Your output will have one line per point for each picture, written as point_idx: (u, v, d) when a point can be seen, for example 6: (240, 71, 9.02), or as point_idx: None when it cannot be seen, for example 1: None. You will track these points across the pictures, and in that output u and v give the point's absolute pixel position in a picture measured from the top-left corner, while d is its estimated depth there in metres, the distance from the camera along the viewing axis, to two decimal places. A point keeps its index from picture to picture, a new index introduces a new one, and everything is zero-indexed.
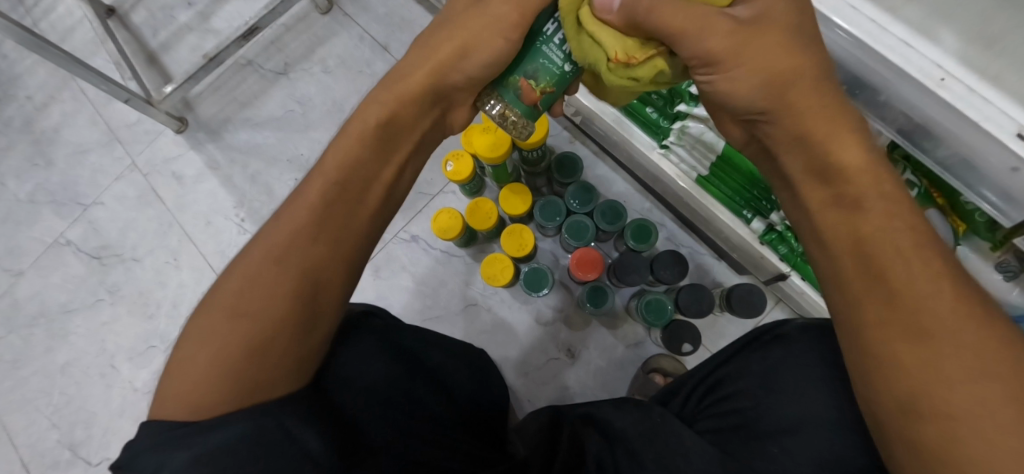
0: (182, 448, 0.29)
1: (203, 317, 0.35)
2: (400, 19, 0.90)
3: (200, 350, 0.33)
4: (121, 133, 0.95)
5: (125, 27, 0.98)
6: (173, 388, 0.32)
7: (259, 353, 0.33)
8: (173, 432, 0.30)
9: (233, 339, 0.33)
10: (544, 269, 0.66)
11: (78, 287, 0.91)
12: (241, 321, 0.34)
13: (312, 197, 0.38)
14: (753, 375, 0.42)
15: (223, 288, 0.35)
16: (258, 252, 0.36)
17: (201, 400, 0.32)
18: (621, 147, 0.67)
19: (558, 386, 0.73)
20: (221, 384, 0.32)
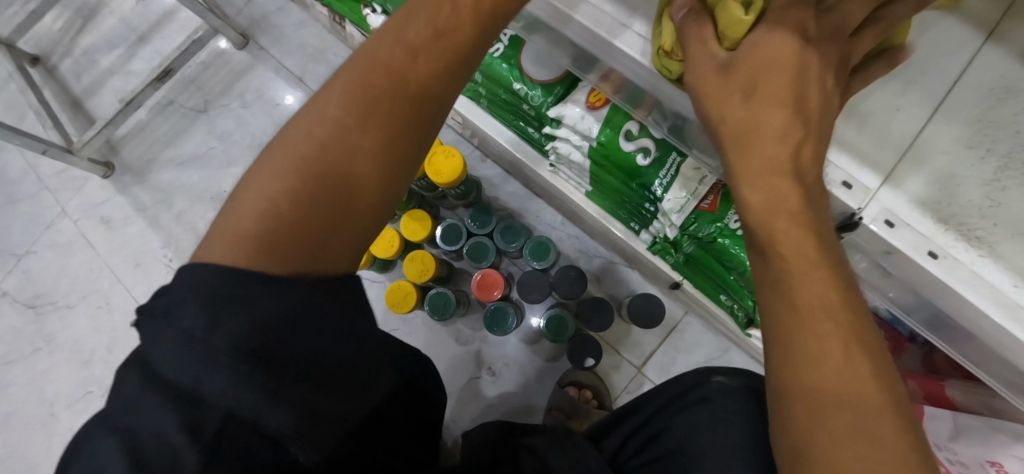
0: (240, 306, 0.23)
1: (278, 148, 0.27)
2: (314, 49, 0.91)
3: (266, 200, 0.26)
4: (51, 181, 0.96)
5: (50, 75, 0.99)
6: (236, 222, 0.25)
7: (338, 222, 0.27)
8: (228, 284, 0.23)
9: (300, 211, 0.26)
10: (448, 293, 0.66)
11: (16, 337, 0.91)
12: (326, 182, 0.26)
13: (402, 52, 0.28)
14: (680, 431, 0.41)
15: (309, 119, 0.28)
16: (355, 96, 0.28)
17: (266, 250, 0.25)
18: (518, 166, 0.68)
19: (481, 405, 0.73)
20: (289, 251, 0.25)
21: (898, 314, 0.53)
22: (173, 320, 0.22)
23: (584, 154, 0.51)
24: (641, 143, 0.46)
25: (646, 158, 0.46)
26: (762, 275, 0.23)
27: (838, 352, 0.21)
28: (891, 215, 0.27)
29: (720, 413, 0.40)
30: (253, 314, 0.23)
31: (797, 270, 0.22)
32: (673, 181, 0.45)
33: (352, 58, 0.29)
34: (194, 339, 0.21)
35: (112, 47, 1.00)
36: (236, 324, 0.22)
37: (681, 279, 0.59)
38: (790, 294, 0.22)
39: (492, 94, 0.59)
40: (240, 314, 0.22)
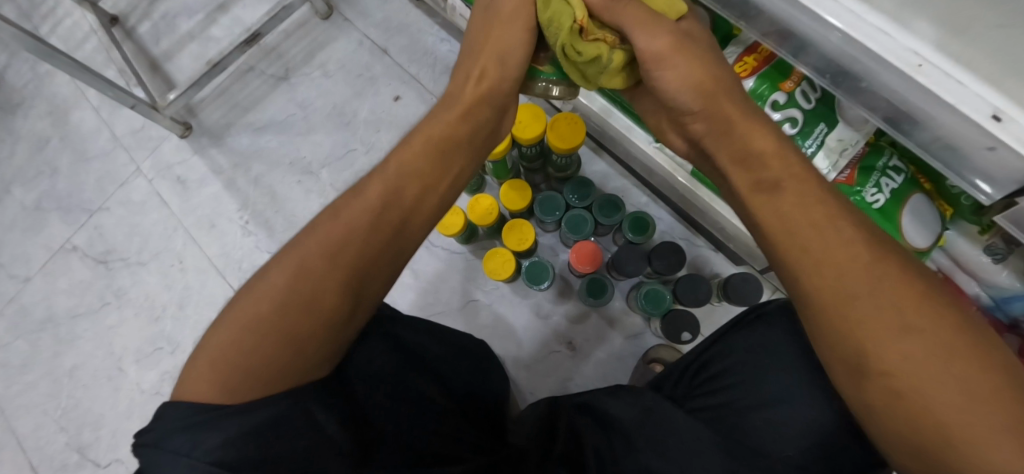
0: (213, 429, 0.30)
1: (250, 296, 0.36)
2: (399, 23, 0.92)
3: (239, 341, 0.34)
4: (126, 139, 0.97)
5: (129, 36, 1.00)
6: (205, 366, 0.33)
7: (296, 353, 0.35)
8: (200, 415, 0.31)
9: (274, 332, 0.35)
10: (544, 262, 0.67)
11: (85, 291, 0.92)
12: (287, 324, 0.35)
13: (369, 201, 0.40)
14: (738, 357, 0.43)
15: (273, 273, 0.37)
16: (316, 241, 0.38)
17: (234, 379, 0.33)
18: (618, 142, 0.69)
19: (560, 378, 0.74)
20: (256, 369, 0.33)
21: (1001, 300, 0.55)
22: (163, 446, 0.29)
23: None
24: (788, 112, 0.49)
25: (792, 127, 0.48)
26: (775, 207, 0.34)
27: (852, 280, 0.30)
28: None
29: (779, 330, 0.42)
30: (222, 433, 0.30)
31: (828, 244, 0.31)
32: (818, 151, 0.48)
33: (328, 207, 0.40)
34: (180, 450, 0.29)
35: (192, 11, 1.01)
36: (235, 427, 0.30)
37: None
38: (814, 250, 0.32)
39: None
40: (248, 416, 0.31)
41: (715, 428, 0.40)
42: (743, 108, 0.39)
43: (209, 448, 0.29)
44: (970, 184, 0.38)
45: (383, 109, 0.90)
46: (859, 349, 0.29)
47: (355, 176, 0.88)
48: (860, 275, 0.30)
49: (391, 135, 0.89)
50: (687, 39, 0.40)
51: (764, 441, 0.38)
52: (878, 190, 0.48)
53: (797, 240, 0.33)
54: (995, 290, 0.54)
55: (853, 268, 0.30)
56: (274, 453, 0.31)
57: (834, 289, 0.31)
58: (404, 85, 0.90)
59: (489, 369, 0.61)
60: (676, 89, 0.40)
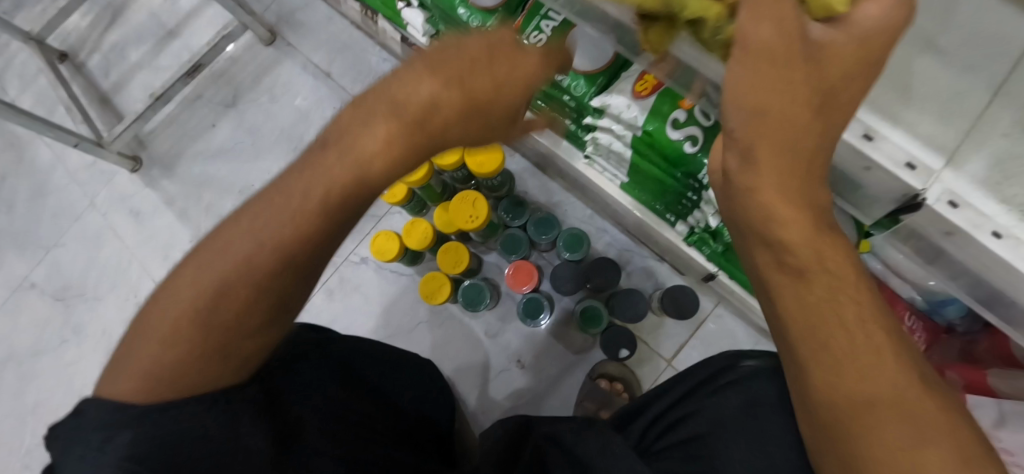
0: (162, 439, 0.26)
1: (195, 266, 0.28)
2: (342, 44, 0.92)
3: (170, 332, 0.28)
4: (79, 174, 0.97)
5: (79, 70, 1.00)
6: (145, 344, 0.28)
7: (228, 345, 0.28)
8: (134, 414, 0.26)
9: (209, 324, 0.28)
10: (482, 283, 0.67)
11: (45, 328, 0.92)
12: (226, 313, 0.28)
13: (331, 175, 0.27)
14: (713, 418, 0.41)
15: (220, 240, 0.28)
16: (243, 219, 0.28)
17: (161, 382, 0.27)
18: (552, 159, 0.68)
19: (511, 397, 0.74)
20: (191, 366, 0.28)
21: (937, 303, 0.53)
22: (101, 448, 0.25)
23: (625, 144, 0.52)
24: (688, 131, 0.45)
25: (693, 145, 0.45)
26: (799, 297, 0.26)
27: (876, 340, 0.25)
28: (954, 197, 0.31)
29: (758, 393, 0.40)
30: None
31: (824, 297, 0.25)
32: None
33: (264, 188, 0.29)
34: (114, 452, 0.25)
35: (140, 42, 1.01)
36: (175, 445, 0.26)
37: (716, 271, 0.60)
38: (820, 312, 0.25)
39: None
40: (182, 431, 0.27)
41: None
42: (795, 170, 0.24)
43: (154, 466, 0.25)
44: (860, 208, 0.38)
45: None
46: (834, 391, 0.26)
47: None
48: (845, 316, 0.25)
49: None
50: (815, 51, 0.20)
51: None
52: None
53: (814, 299, 0.25)
54: (930, 295, 0.53)
55: (842, 314, 0.25)
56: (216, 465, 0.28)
57: (817, 334, 0.25)
58: None
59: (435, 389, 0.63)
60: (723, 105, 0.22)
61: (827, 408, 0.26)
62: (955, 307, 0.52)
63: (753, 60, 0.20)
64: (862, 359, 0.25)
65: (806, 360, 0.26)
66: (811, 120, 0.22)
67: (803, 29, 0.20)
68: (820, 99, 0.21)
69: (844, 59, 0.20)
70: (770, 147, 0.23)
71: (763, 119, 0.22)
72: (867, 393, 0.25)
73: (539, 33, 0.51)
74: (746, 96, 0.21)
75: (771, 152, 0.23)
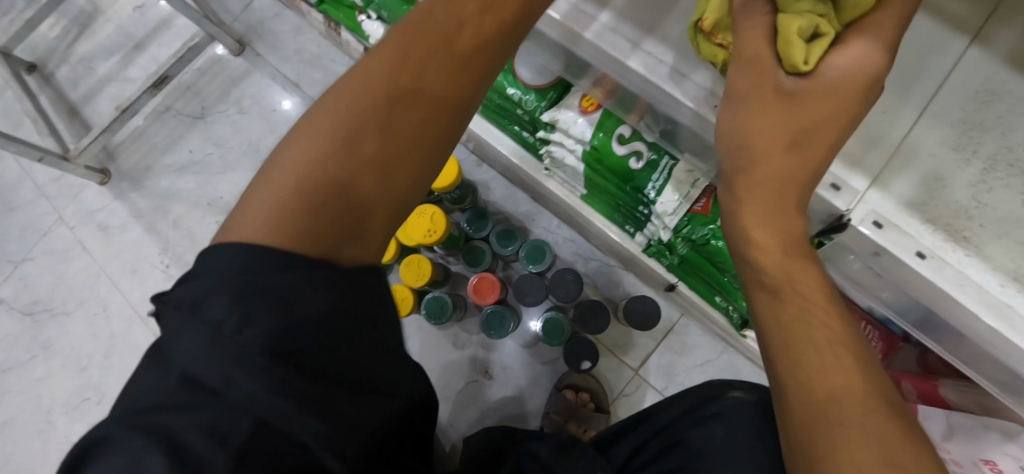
0: (270, 316, 0.21)
1: (305, 128, 0.26)
2: (311, 55, 0.91)
3: (294, 178, 0.24)
4: (47, 188, 0.96)
5: (47, 82, 1.00)
6: (262, 202, 0.24)
7: (359, 216, 0.25)
8: (254, 280, 0.22)
9: (350, 172, 0.25)
10: (445, 297, 0.66)
11: (12, 344, 0.91)
12: (348, 143, 0.25)
13: (399, 60, 0.26)
14: (703, 448, 0.40)
15: (349, 84, 0.26)
16: (353, 90, 0.26)
17: (304, 238, 0.24)
18: (515, 171, 0.68)
19: (479, 410, 0.74)
20: (328, 225, 0.24)
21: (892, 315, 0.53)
22: (201, 322, 0.20)
23: (577, 158, 0.52)
24: (633, 146, 0.47)
25: (638, 161, 0.47)
26: (775, 311, 0.24)
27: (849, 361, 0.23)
28: (879, 218, 0.31)
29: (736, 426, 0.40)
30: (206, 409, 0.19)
31: (793, 311, 0.24)
32: (666, 184, 0.47)
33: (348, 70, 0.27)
34: (219, 343, 0.20)
35: (109, 53, 1.00)
36: (283, 328, 0.21)
37: (676, 281, 0.60)
38: (789, 325, 0.24)
39: (486, 99, 0.59)
40: (294, 317, 0.22)
41: None
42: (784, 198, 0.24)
43: (260, 357, 0.20)
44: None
45: None
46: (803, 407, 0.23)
47: None
48: (811, 329, 0.23)
49: None
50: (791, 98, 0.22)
51: None
52: None
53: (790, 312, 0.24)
54: None
55: (815, 317, 0.24)
56: (335, 387, 0.22)
57: (790, 347, 0.24)
58: None
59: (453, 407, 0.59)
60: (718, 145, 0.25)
61: (795, 431, 0.23)
62: None
63: (734, 110, 0.24)
64: (833, 371, 0.23)
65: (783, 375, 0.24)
66: (791, 159, 0.24)
67: (778, 85, 0.22)
68: (798, 138, 0.23)
69: (821, 104, 0.22)
70: (757, 180, 0.24)
71: (753, 149, 0.24)
72: (840, 414, 0.22)
73: None
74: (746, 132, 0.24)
75: (758, 184, 0.24)
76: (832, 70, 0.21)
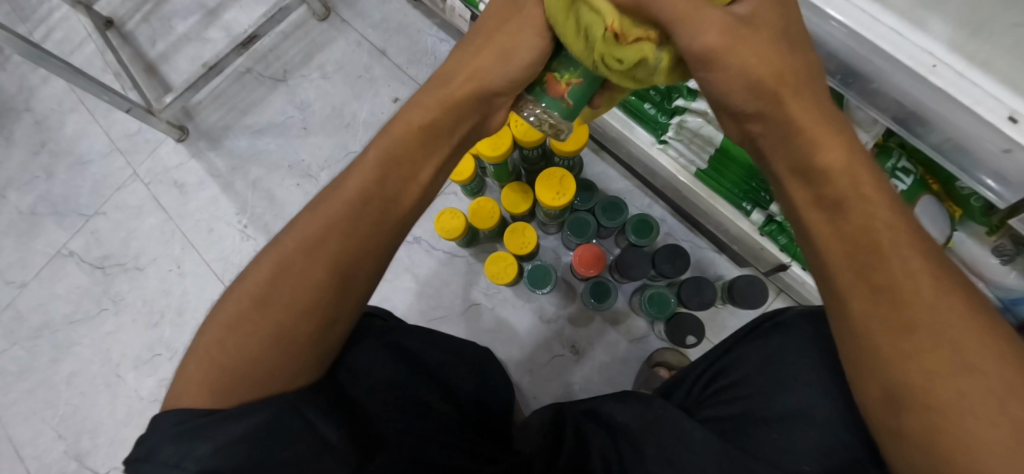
0: (200, 437, 0.31)
1: (238, 290, 0.37)
2: (397, 23, 0.91)
3: (234, 326, 0.35)
4: (122, 143, 0.96)
5: (125, 39, 0.99)
6: (194, 370, 0.35)
7: (281, 341, 0.35)
8: (192, 422, 0.32)
9: (230, 347, 0.35)
10: (547, 266, 0.66)
11: (83, 297, 0.91)
12: (290, 262, 0.36)
13: (350, 193, 0.37)
14: (753, 366, 0.43)
15: (299, 228, 0.37)
16: (287, 241, 0.37)
17: (228, 388, 0.34)
18: (621, 144, 0.68)
19: (564, 383, 0.74)
20: (261, 367, 0.34)
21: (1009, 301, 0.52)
22: (153, 458, 0.30)
23: (715, 128, 0.55)
24: None
25: None
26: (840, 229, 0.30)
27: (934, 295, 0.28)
28: None
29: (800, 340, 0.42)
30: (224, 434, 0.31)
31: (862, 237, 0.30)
32: None
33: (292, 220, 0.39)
34: (167, 459, 0.30)
35: (188, 13, 1.00)
36: (210, 443, 0.30)
37: (789, 262, 0.59)
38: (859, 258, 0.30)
39: None
40: (215, 436, 0.31)
41: (730, 440, 0.41)
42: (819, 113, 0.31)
43: (201, 457, 0.30)
44: (978, 181, 0.38)
45: (382, 111, 0.89)
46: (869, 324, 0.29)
47: None
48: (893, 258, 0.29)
49: None
50: (748, 25, 0.30)
51: (784, 456, 0.38)
52: None
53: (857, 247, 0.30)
54: (1003, 291, 0.52)
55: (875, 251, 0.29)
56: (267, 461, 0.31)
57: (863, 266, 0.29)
58: (403, 87, 0.89)
59: (494, 380, 0.60)
60: (730, 89, 0.31)
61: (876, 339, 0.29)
62: None
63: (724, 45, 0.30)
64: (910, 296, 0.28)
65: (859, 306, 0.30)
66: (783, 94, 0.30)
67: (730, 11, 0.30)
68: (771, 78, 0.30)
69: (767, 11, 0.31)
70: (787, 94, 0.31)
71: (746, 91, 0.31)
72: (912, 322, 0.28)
73: None
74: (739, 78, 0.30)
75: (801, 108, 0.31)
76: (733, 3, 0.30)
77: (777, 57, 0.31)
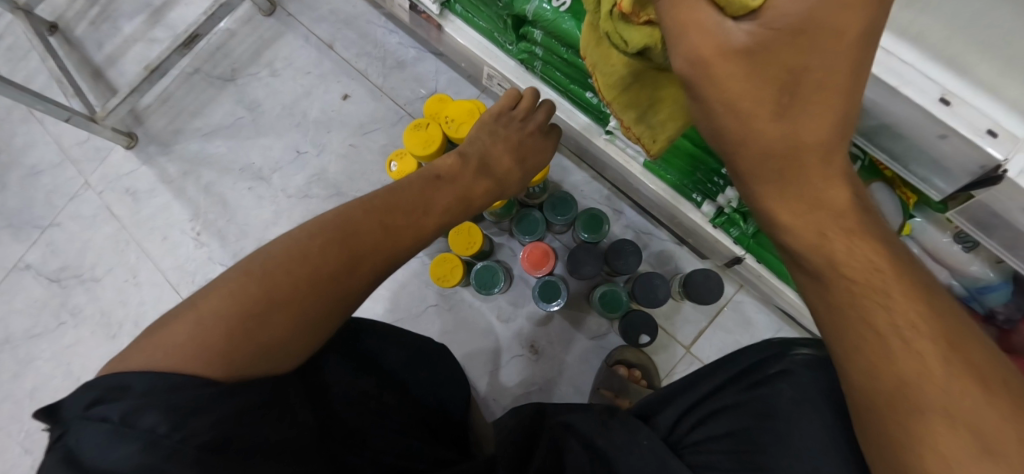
0: (199, 409, 0.27)
1: (261, 258, 0.35)
2: (346, 15, 0.87)
3: (254, 279, 0.34)
4: (73, 152, 0.93)
5: (70, 42, 0.96)
6: (183, 325, 0.31)
7: (294, 326, 0.33)
8: (191, 393, 0.27)
9: (246, 311, 0.32)
10: (495, 266, 0.64)
11: (41, 310, 0.89)
12: (339, 242, 0.37)
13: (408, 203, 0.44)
14: (755, 418, 0.38)
15: (344, 218, 0.40)
16: (324, 226, 0.38)
17: (225, 360, 0.30)
18: (571, 137, 0.65)
19: (524, 383, 0.71)
20: (258, 341, 0.32)
21: (976, 290, 0.50)
22: (132, 424, 0.25)
23: None
24: None
25: None
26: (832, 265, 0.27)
27: (918, 318, 0.26)
28: None
29: (806, 389, 0.37)
30: (214, 413, 0.27)
31: (851, 275, 0.27)
32: None
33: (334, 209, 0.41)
34: (149, 428, 0.25)
35: (134, 13, 0.96)
36: (202, 421, 0.27)
37: (743, 254, 0.57)
38: (847, 294, 0.27)
39: (550, 53, 0.55)
40: (205, 414, 0.27)
41: None
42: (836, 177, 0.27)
43: (203, 429, 0.26)
44: (924, 180, 0.35)
45: (333, 108, 0.86)
46: (870, 364, 0.26)
47: (307, 180, 0.85)
48: (887, 292, 0.26)
49: (343, 135, 0.85)
50: (758, 55, 0.24)
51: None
52: None
53: (839, 269, 0.27)
54: (969, 281, 0.50)
55: (873, 281, 0.26)
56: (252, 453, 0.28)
57: (848, 306, 0.27)
58: (354, 82, 0.86)
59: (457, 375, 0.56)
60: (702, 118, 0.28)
61: (879, 376, 0.26)
62: (998, 293, 0.49)
63: (727, 82, 0.25)
64: (897, 324, 0.26)
65: (853, 344, 0.27)
66: (800, 117, 0.25)
67: (723, 34, 0.24)
68: (789, 92, 0.25)
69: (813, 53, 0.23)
70: (774, 159, 0.27)
71: (751, 108, 0.25)
72: (907, 354, 0.25)
73: None
74: (731, 95, 0.25)
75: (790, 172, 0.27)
76: (780, 10, 0.23)
77: (767, 116, 0.25)
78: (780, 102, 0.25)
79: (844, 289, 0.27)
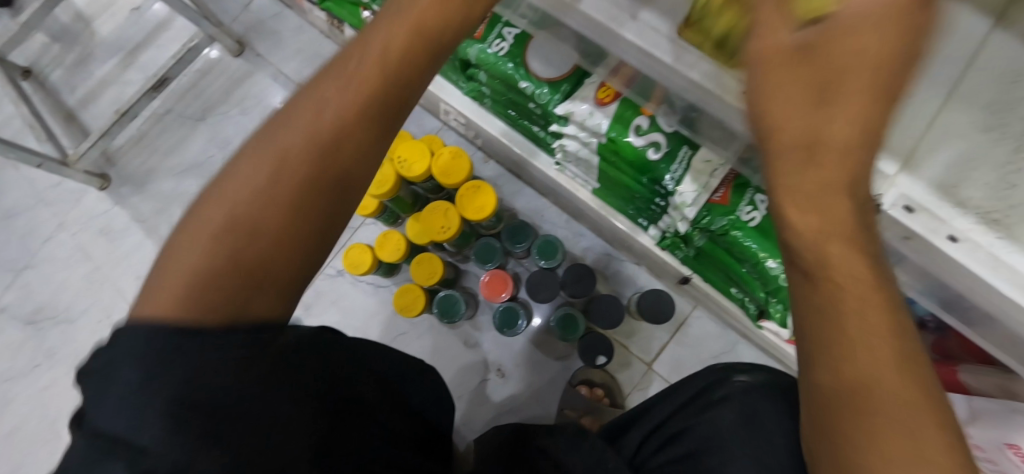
0: (123, 384, 0.20)
1: (198, 218, 0.25)
2: (313, 54, 0.91)
3: (265, 206, 0.24)
4: (48, 194, 0.95)
5: (44, 87, 0.98)
6: (188, 253, 0.24)
7: (236, 306, 0.23)
8: (170, 352, 0.21)
9: (200, 288, 0.23)
10: (456, 296, 0.66)
11: (15, 353, 0.90)
12: (296, 175, 0.25)
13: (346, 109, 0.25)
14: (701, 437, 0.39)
15: (284, 132, 0.25)
16: (256, 156, 0.25)
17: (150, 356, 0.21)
18: (526, 168, 0.68)
19: (493, 406, 0.73)
20: (216, 317, 0.23)
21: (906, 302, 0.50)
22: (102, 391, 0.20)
23: (591, 151, 0.52)
24: (652, 137, 0.46)
25: (656, 151, 0.46)
26: (815, 313, 0.20)
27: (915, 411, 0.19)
28: (909, 202, 0.27)
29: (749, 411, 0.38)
30: (175, 384, 0.20)
31: (848, 334, 0.19)
32: (685, 174, 0.45)
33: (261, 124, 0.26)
34: (121, 400, 0.20)
35: (107, 56, 0.99)
36: (167, 391, 0.20)
37: (690, 274, 0.59)
38: (824, 351, 0.20)
39: (495, 93, 0.58)
40: (174, 379, 0.20)
41: None
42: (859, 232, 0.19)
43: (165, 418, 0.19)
44: None
45: None
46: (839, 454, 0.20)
47: None
48: (875, 364, 0.19)
49: None
50: (814, 62, 0.17)
51: None
52: (753, 207, 0.45)
53: (831, 324, 0.20)
54: None
55: (864, 348, 0.19)
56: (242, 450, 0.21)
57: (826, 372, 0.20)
58: None
59: None
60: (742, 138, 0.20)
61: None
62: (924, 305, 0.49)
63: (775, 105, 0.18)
64: (881, 407, 0.19)
65: (822, 420, 0.20)
66: (831, 132, 0.17)
67: (786, 31, 0.17)
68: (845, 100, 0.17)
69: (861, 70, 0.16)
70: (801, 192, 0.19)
71: (792, 126, 0.18)
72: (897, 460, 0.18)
73: (501, 42, 0.53)
74: (763, 112, 0.19)
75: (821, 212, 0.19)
76: (856, 2, 0.15)
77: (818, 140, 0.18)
78: (814, 107, 0.17)
79: (821, 354, 0.20)
